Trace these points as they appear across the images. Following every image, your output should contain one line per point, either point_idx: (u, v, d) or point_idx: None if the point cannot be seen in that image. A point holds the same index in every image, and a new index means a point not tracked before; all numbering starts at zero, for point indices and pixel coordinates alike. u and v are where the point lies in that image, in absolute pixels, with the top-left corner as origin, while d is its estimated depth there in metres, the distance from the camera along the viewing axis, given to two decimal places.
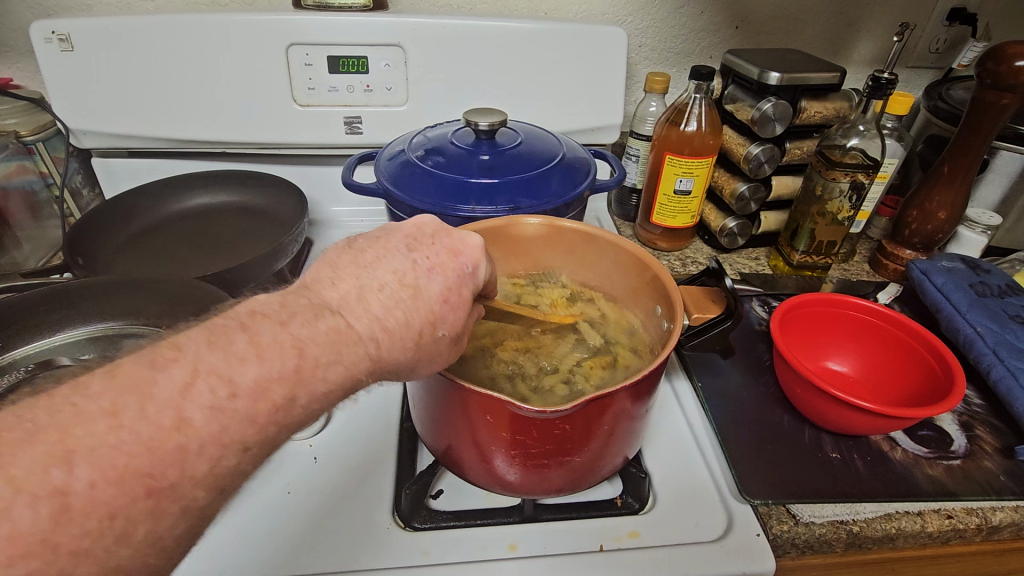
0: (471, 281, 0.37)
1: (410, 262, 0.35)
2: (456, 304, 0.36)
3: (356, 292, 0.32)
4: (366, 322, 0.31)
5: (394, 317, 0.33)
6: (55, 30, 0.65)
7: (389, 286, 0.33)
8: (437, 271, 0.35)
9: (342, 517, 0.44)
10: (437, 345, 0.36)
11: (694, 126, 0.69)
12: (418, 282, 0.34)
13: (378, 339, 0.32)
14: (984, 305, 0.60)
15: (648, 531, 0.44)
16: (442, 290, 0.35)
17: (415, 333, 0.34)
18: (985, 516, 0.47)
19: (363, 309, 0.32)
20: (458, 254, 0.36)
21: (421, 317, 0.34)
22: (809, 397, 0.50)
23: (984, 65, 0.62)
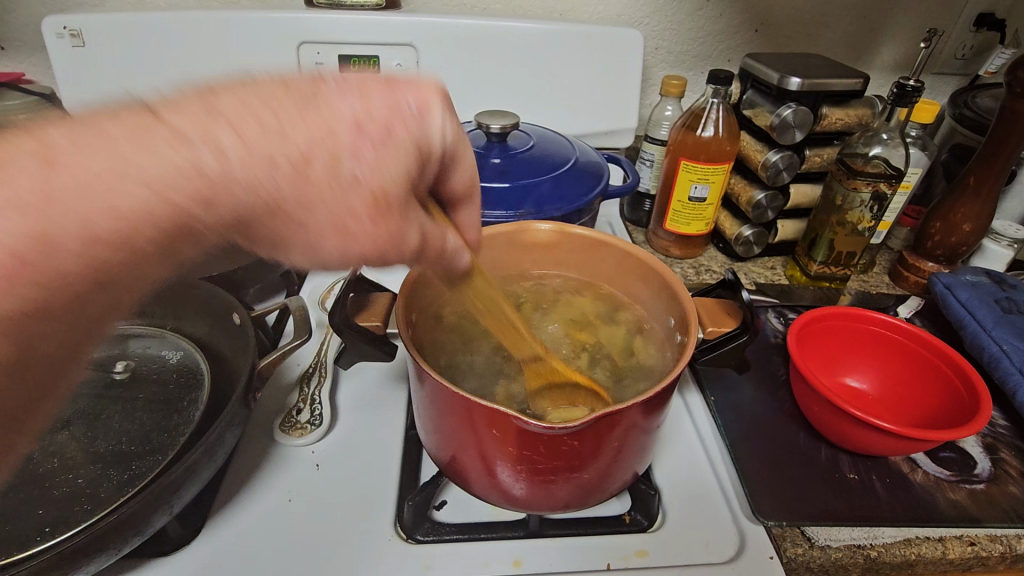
0: (410, 121, 0.28)
1: (319, 80, 0.27)
2: (381, 141, 0.27)
3: (213, 95, 0.25)
4: (204, 126, 0.24)
5: (254, 122, 0.24)
6: (66, 26, 0.65)
7: (265, 94, 0.26)
8: (349, 89, 0.27)
9: (341, 528, 0.43)
10: (343, 192, 0.26)
11: (711, 131, 0.68)
12: (315, 96, 0.26)
13: (219, 147, 0.24)
14: (1010, 322, 0.58)
15: (656, 551, 0.43)
16: (353, 112, 0.26)
17: (296, 156, 0.25)
18: (1009, 544, 0.45)
19: (206, 109, 0.24)
20: (395, 90, 0.28)
21: (306, 136, 0.25)
22: (826, 416, 0.49)
23: (1015, 74, 0.60)
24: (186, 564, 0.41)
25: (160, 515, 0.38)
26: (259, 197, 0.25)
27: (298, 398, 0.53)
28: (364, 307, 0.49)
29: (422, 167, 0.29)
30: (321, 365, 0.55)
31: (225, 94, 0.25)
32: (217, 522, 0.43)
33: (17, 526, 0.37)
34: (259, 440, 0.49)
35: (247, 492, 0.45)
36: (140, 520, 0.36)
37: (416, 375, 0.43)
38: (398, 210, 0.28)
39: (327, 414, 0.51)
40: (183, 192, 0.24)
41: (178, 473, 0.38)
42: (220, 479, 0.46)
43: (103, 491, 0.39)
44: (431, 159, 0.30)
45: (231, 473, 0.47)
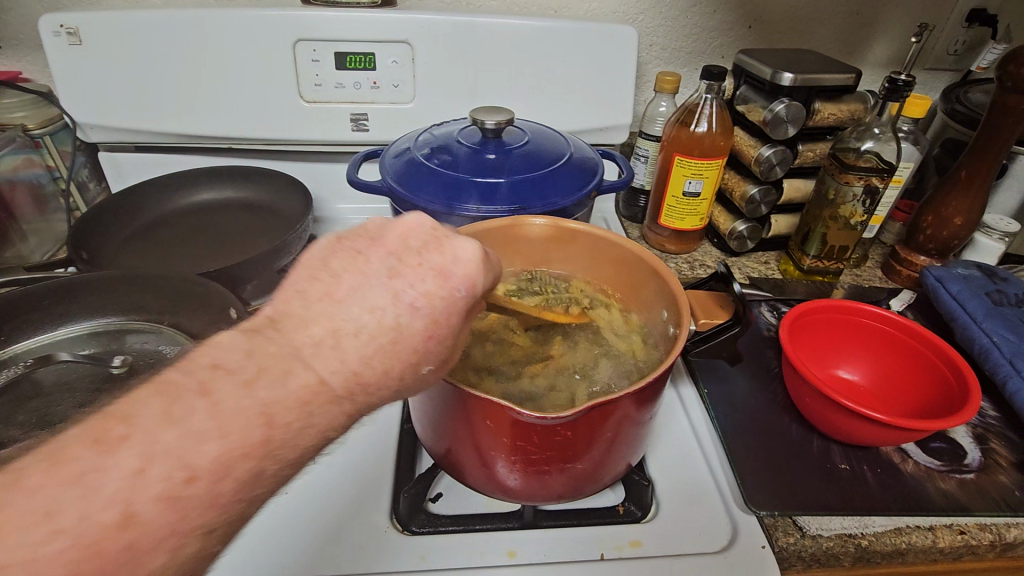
0: (464, 305, 0.32)
1: (397, 292, 0.30)
2: (448, 338, 0.32)
3: (327, 343, 0.28)
4: (339, 383, 0.27)
5: (370, 371, 0.28)
6: (63, 24, 0.65)
7: (367, 330, 0.28)
8: (424, 302, 0.30)
9: (336, 521, 0.44)
10: (425, 382, 0.33)
11: (704, 127, 0.68)
12: (403, 315, 0.29)
13: (352, 396, 0.28)
14: (1000, 314, 0.59)
15: (649, 542, 0.43)
16: (428, 326, 0.30)
17: (394, 386, 0.30)
18: (999, 533, 0.45)
19: (331, 358, 0.27)
20: (448, 276, 0.31)
21: (402, 364, 0.30)
22: (818, 406, 0.49)
23: (1005, 68, 0.60)
24: None
25: None
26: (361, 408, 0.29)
27: None
28: None
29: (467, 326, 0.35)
30: None
31: (341, 335, 0.28)
32: None
33: None
34: None
35: None
36: None
37: None
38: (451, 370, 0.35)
39: None
40: (335, 436, 0.29)
41: None
42: None
43: None
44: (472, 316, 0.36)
45: None
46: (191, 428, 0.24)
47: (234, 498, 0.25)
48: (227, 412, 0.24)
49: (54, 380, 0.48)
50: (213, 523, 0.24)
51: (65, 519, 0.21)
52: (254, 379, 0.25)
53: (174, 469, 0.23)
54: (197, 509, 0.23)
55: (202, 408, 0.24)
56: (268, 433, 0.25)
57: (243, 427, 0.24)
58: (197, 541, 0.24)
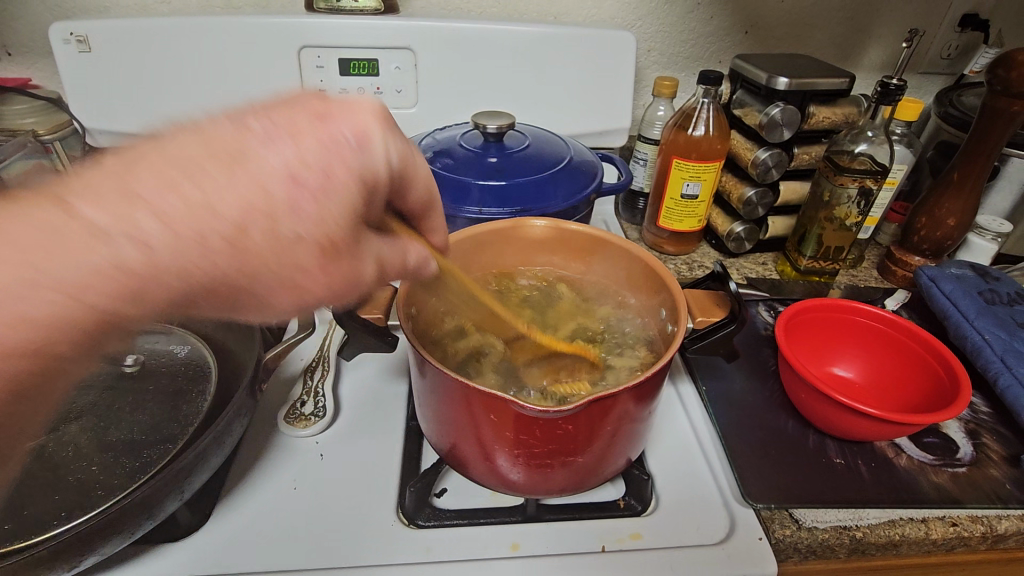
0: (345, 155, 0.27)
1: (245, 131, 0.26)
2: (321, 187, 0.27)
3: (132, 170, 0.25)
4: (124, 215, 0.24)
5: (185, 194, 0.24)
6: (74, 32, 0.67)
7: (188, 160, 0.25)
8: (277, 138, 0.26)
9: (344, 516, 0.45)
10: (293, 250, 0.27)
11: (701, 130, 0.69)
12: (245, 154, 0.26)
13: (150, 237, 0.24)
14: (992, 313, 0.60)
15: (649, 534, 0.44)
16: (286, 164, 0.26)
17: (231, 230, 0.25)
18: (990, 524, 0.46)
19: (121, 190, 0.24)
20: (324, 120, 0.27)
21: (237, 203, 0.25)
22: (813, 402, 0.50)
23: (995, 72, 0.62)
24: (196, 549, 0.42)
25: (172, 500, 0.39)
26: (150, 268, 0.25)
27: (301, 391, 0.54)
28: (366, 300, 0.51)
29: (367, 198, 0.29)
30: (323, 359, 0.57)
31: (142, 167, 0.25)
32: (225, 509, 0.45)
33: (35, 510, 0.39)
34: (265, 431, 0.51)
35: (252, 481, 0.47)
36: (151, 504, 0.38)
37: (417, 365, 0.44)
38: (345, 250, 0.29)
39: (330, 406, 0.53)
40: (108, 289, 0.24)
41: (188, 461, 0.39)
42: (227, 470, 0.47)
43: (116, 479, 0.41)
44: (378, 188, 0.30)
45: (238, 464, 0.48)
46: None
47: None
48: None
49: None
50: None
51: None
52: None
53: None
54: None
55: None
56: None
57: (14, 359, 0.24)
58: None
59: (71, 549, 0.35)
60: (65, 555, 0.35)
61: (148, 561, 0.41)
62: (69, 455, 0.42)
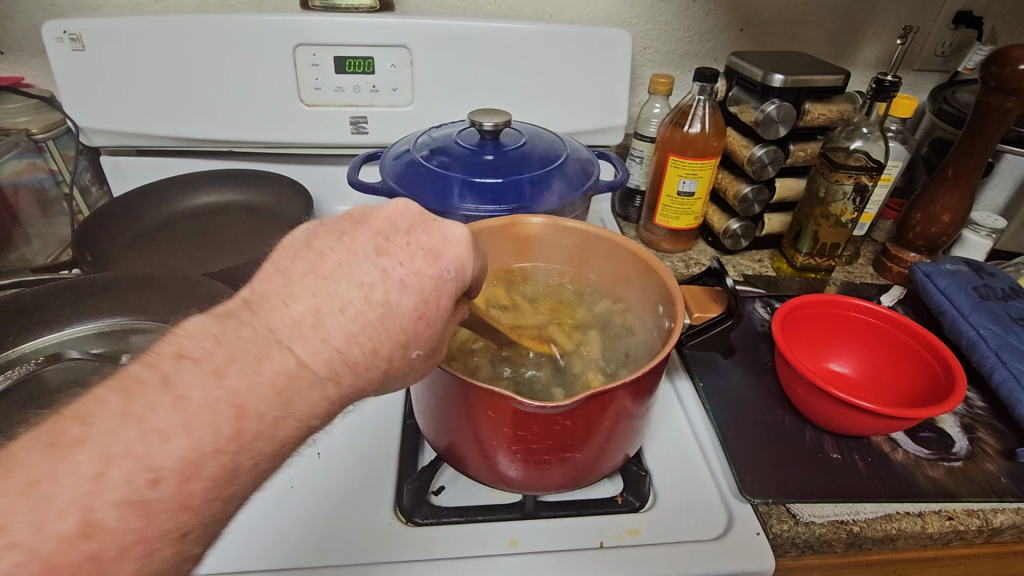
0: (451, 288, 0.33)
1: (382, 271, 0.31)
2: (434, 319, 0.33)
3: (312, 317, 0.29)
4: (322, 360, 0.28)
5: (359, 346, 0.29)
6: (66, 30, 0.66)
7: (352, 305, 0.30)
8: (410, 281, 0.32)
9: (343, 514, 0.45)
10: (412, 366, 0.34)
11: (697, 127, 0.70)
12: (389, 295, 0.31)
13: (337, 375, 0.29)
14: (986, 308, 0.60)
15: (647, 530, 0.44)
16: (416, 305, 0.32)
17: (383, 361, 0.31)
18: (985, 518, 0.47)
19: (316, 335, 0.28)
20: (437, 257, 0.33)
21: (388, 343, 0.31)
22: (809, 397, 0.50)
23: (988, 69, 0.62)
24: None
25: None
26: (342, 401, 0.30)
27: None
28: None
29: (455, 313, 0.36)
30: None
31: (328, 315, 0.29)
32: None
33: None
34: None
35: None
36: None
37: None
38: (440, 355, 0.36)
39: None
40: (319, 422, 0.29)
41: None
42: None
43: None
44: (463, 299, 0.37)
45: None
46: (153, 426, 0.23)
47: (205, 497, 0.25)
48: (190, 406, 0.24)
49: (62, 378, 0.49)
50: (187, 525, 0.24)
51: (19, 533, 0.21)
52: (221, 369, 0.26)
53: (136, 471, 0.23)
54: (163, 513, 0.23)
55: (163, 402, 0.24)
56: (239, 427, 0.25)
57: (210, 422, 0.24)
58: (170, 545, 0.24)
59: None
60: None
61: None
62: None
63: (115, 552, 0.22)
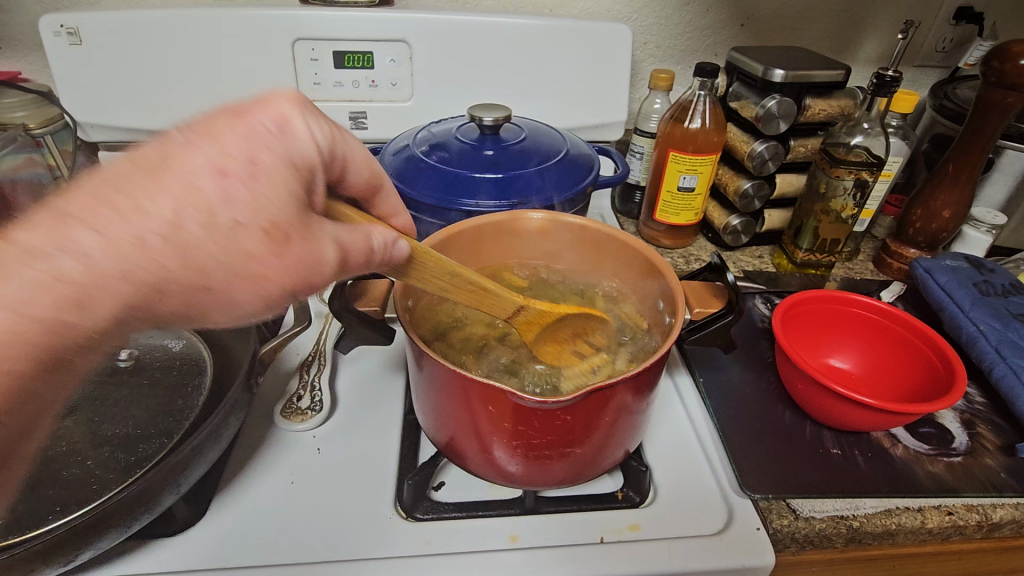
0: (266, 139, 0.27)
1: (166, 141, 0.26)
2: (248, 174, 0.25)
3: (68, 203, 0.24)
4: (64, 234, 0.23)
5: (112, 210, 0.23)
6: (63, 24, 0.66)
7: (116, 175, 0.25)
8: (195, 137, 0.26)
9: (343, 510, 0.45)
10: (239, 237, 0.25)
11: (698, 123, 0.69)
12: (166, 159, 0.25)
13: (89, 249, 0.23)
14: (987, 304, 0.60)
15: (648, 525, 0.44)
16: (211, 158, 0.25)
17: (166, 224, 0.24)
18: (985, 513, 0.47)
19: (60, 214, 0.23)
20: (243, 116, 0.27)
21: (169, 199, 0.24)
22: (810, 393, 0.50)
23: (990, 64, 0.62)
24: (193, 544, 0.42)
25: (169, 493, 0.39)
26: (131, 287, 0.24)
27: (298, 385, 0.54)
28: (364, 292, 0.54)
29: (304, 183, 0.28)
30: (320, 354, 0.56)
31: (80, 189, 0.24)
32: (223, 504, 0.44)
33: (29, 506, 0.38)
34: (261, 426, 0.51)
35: (250, 476, 0.47)
36: (149, 498, 0.38)
37: (414, 358, 0.44)
38: (298, 234, 0.27)
39: (327, 400, 0.53)
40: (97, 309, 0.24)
41: (184, 455, 0.40)
42: (225, 464, 0.47)
43: (111, 473, 0.41)
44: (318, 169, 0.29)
45: (235, 458, 0.48)
46: None
47: None
48: None
49: None
50: None
51: None
52: None
53: None
54: None
55: None
56: None
57: None
58: None
59: (66, 542, 0.35)
60: (64, 546, 0.35)
61: (142, 556, 0.41)
62: (62, 450, 0.42)
63: None
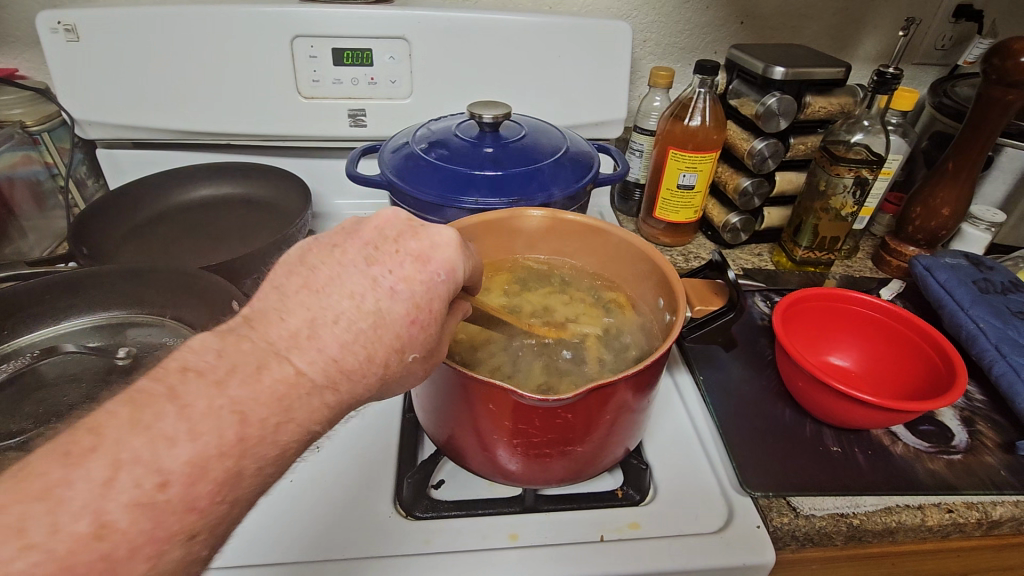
0: (443, 290, 0.34)
1: (375, 283, 0.31)
2: (428, 324, 0.33)
3: (307, 328, 0.29)
4: (322, 373, 0.29)
5: (353, 354, 0.30)
6: (60, 21, 0.65)
7: (347, 315, 0.30)
8: (402, 288, 0.32)
9: (341, 509, 0.44)
10: (409, 371, 0.34)
11: (698, 120, 0.69)
12: (378, 307, 0.31)
13: (335, 386, 0.29)
14: (987, 301, 0.60)
15: (648, 523, 0.44)
16: (409, 310, 0.32)
17: (379, 369, 0.31)
18: (985, 510, 0.47)
19: (312, 352, 0.29)
20: (426, 262, 0.33)
21: (384, 352, 0.31)
22: (810, 390, 0.50)
23: (990, 61, 0.61)
24: None
25: None
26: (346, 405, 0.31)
27: None
28: None
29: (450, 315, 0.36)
30: None
31: (323, 326, 0.29)
32: None
33: None
34: None
35: None
36: None
37: None
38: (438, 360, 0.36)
39: None
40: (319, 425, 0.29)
41: None
42: None
43: None
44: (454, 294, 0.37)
45: None
46: (159, 432, 0.25)
47: (211, 499, 0.26)
48: (196, 414, 0.25)
49: (58, 372, 0.48)
50: (195, 527, 0.25)
51: (36, 534, 0.22)
52: (226, 380, 0.27)
53: (145, 475, 0.24)
54: (170, 515, 0.24)
55: (169, 412, 0.25)
56: (243, 431, 0.26)
57: (215, 427, 0.25)
58: (177, 546, 0.25)
59: None
60: None
61: None
62: None
63: (126, 552, 0.23)
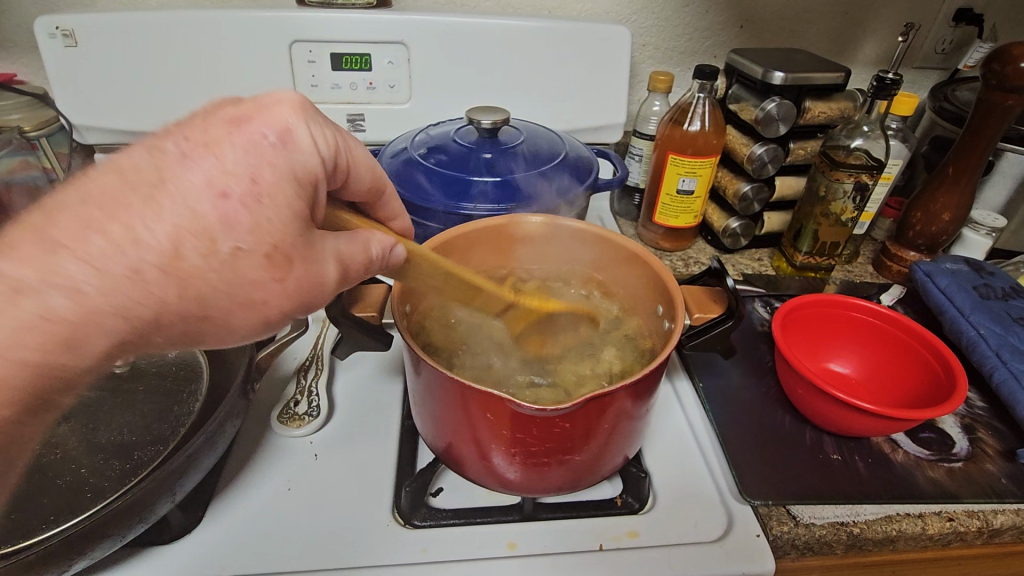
0: (269, 155, 0.29)
1: (159, 156, 0.28)
2: (252, 199, 0.28)
3: (67, 216, 0.27)
4: (61, 256, 0.26)
5: (117, 228, 0.26)
6: (59, 26, 0.66)
7: (115, 193, 0.27)
8: (193, 157, 0.28)
9: (339, 517, 0.44)
10: (239, 263, 0.29)
11: (697, 125, 0.69)
12: (168, 178, 0.27)
13: (87, 271, 0.26)
14: (987, 307, 0.60)
15: (646, 531, 0.44)
16: (208, 179, 0.28)
17: (165, 252, 0.27)
18: (986, 519, 0.47)
19: (66, 234, 0.26)
20: (240, 125, 0.29)
21: (170, 226, 0.27)
22: (810, 398, 0.50)
23: (990, 67, 0.61)
24: (186, 550, 0.41)
25: (164, 501, 0.39)
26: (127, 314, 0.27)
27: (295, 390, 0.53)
28: None
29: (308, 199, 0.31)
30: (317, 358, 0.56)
31: (72, 205, 0.27)
32: (217, 509, 0.44)
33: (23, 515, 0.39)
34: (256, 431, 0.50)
35: (244, 484, 0.46)
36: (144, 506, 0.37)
37: (412, 364, 0.43)
38: (299, 254, 0.31)
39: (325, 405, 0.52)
40: (60, 336, 0.27)
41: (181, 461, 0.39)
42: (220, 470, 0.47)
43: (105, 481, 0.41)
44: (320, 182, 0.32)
45: (229, 465, 0.47)
46: None
47: None
48: None
49: None
50: None
51: None
52: None
53: None
54: None
55: None
56: None
57: None
58: None
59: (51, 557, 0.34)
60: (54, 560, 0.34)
61: (139, 565, 0.40)
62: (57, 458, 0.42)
63: None
